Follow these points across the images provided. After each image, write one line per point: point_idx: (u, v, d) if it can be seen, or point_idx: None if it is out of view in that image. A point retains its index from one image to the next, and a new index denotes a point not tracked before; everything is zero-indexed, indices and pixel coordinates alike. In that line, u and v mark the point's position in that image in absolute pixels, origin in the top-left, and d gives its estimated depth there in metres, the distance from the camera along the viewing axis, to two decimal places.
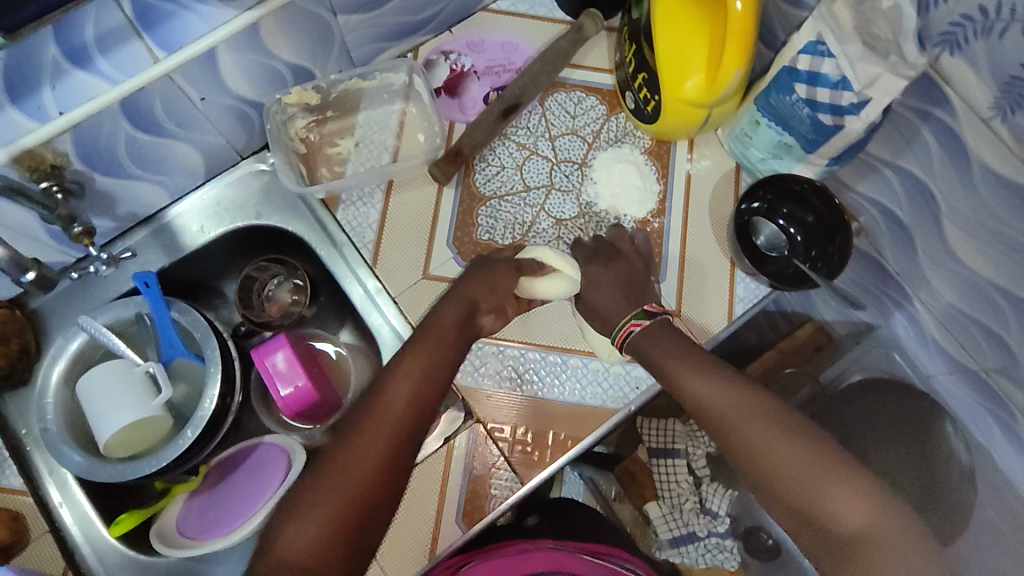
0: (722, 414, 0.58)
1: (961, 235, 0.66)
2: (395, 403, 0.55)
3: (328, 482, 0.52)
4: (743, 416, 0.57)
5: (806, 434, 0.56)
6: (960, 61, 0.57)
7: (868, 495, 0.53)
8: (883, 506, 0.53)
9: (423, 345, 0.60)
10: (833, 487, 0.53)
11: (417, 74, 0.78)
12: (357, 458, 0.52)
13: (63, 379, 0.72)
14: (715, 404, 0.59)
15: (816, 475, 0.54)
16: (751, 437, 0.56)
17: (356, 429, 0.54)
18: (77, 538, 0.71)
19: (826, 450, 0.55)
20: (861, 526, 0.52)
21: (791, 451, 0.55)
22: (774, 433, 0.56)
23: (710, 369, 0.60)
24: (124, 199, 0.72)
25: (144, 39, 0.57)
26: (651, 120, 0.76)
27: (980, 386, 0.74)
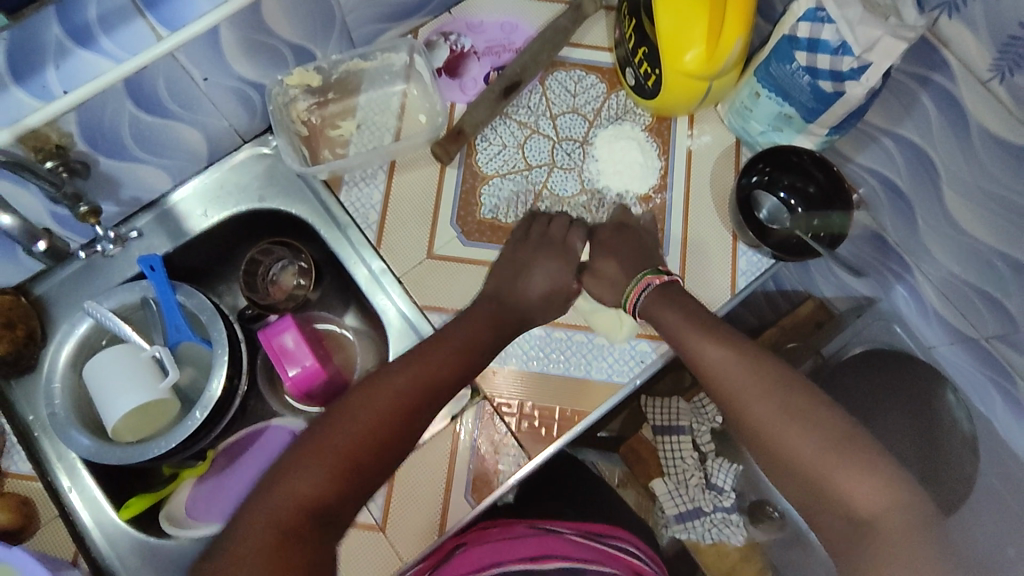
0: (731, 384, 0.58)
1: (962, 201, 0.67)
2: (427, 372, 0.59)
3: (348, 418, 0.54)
4: (751, 386, 0.57)
5: (815, 407, 0.55)
6: (960, 24, 0.57)
7: (878, 470, 0.51)
8: (894, 483, 0.51)
9: (461, 330, 0.65)
10: (838, 458, 0.52)
11: (418, 53, 0.78)
12: (379, 404, 0.56)
13: (70, 364, 0.72)
14: (723, 374, 0.59)
15: (820, 446, 0.53)
16: (758, 406, 0.56)
17: (383, 380, 0.57)
18: (87, 521, 0.71)
19: (835, 422, 0.54)
20: (867, 501, 0.50)
21: (796, 421, 0.54)
22: (782, 404, 0.55)
23: (722, 340, 0.61)
24: (127, 183, 0.72)
25: (146, 17, 0.58)
26: (651, 95, 0.76)
27: (982, 354, 0.75)
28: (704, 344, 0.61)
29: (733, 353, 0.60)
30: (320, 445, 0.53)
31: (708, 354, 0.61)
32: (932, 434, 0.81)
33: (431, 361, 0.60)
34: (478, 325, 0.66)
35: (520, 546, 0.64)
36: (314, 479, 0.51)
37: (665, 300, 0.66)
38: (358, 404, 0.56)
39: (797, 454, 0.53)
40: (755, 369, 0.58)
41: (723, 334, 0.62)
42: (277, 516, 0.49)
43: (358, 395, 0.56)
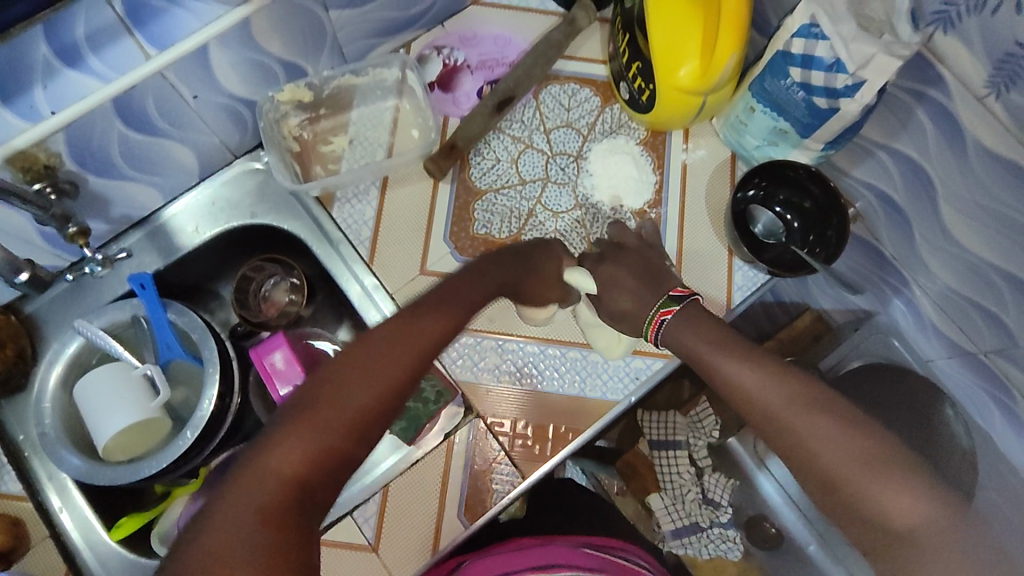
0: (753, 396, 0.53)
1: (958, 216, 0.66)
2: (424, 333, 0.52)
3: (335, 388, 0.47)
4: (774, 396, 0.52)
5: (844, 415, 0.50)
6: (955, 40, 0.57)
7: (917, 483, 0.46)
8: (933, 496, 0.46)
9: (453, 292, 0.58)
10: (872, 472, 0.47)
11: (410, 68, 0.77)
12: (371, 373, 0.48)
13: (61, 383, 0.71)
14: (744, 384, 0.54)
15: (853, 459, 0.48)
16: (783, 419, 0.51)
17: (385, 329, 0.51)
18: (78, 542, 0.70)
19: (867, 431, 0.49)
20: (906, 517, 0.46)
21: (825, 432, 0.49)
22: (809, 415, 0.50)
23: (740, 349, 0.56)
24: (117, 201, 0.71)
25: (135, 36, 0.57)
26: (645, 109, 0.75)
27: (980, 369, 0.74)
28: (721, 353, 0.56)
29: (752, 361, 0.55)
30: (311, 418, 0.46)
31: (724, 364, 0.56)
32: None
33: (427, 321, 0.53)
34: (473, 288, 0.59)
35: (528, 557, 0.60)
36: (308, 453, 0.45)
37: (681, 310, 0.61)
38: (343, 369, 0.48)
39: (827, 468, 0.49)
40: (776, 377, 0.53)
41: (740, 342, 0.57)
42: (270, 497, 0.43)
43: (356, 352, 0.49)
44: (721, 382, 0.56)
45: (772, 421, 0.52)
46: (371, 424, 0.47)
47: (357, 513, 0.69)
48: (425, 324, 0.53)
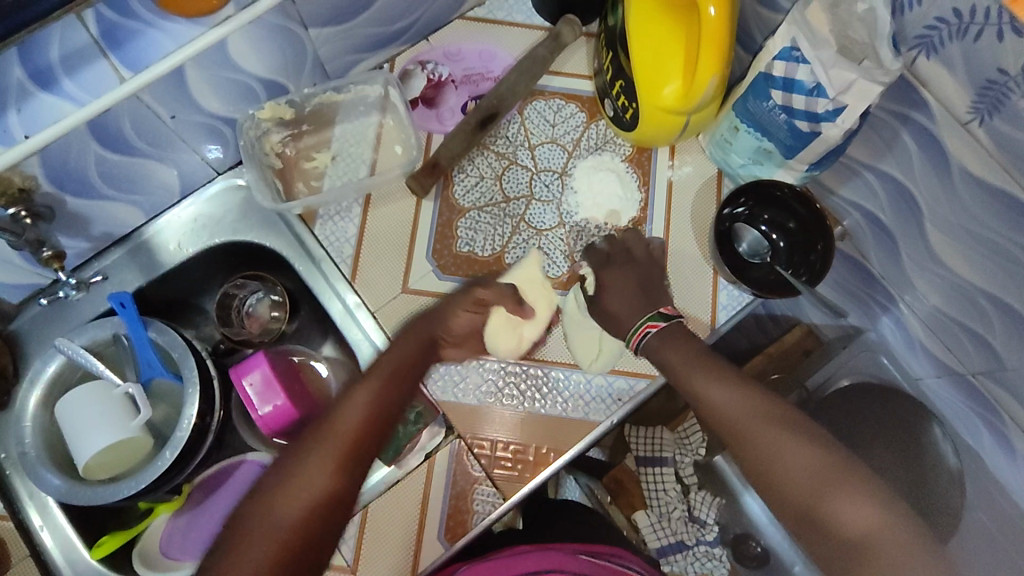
0: (726, 412, 0.56)
1: (944, 239, 0.65)
2: (349, 423, 0.51)
3: (271, 508, 0.47)
4: (746, 412, 0.55)
5: (807, 431, 0.53)
6: (937, 64, 0.56)
7: (875, 494, 0.49)
8: (890, 506, 0.49)
9: (383, 363, 0.55)
10: (834, 482, 0.50)
11: (393, 85, 0.77)
12: (306, 485, 0.48)
13: (42, 403, 0.71)
14: (718, 400, 0.56)
15: (817, 473, 0.50)
16: (750, 433, 0.54)
17: (309, 440, 0.50)
18: (58, 561, 0.70)
19: (829, 446, 0.52)
20: (867, 525, 0.48)
21: (792, 446, 0.52)
22: (776, 429, 0.53)
23: (714, 364, 0.59)
24: (98, 219, 0.71)
25: (109, 58, 0.57)
26: (630, 127, 0.75)
27: (969, 390, 0.73)
28: (698, 368, 0.59)
29: (723, 378, 0.58)
30: (237, 548, 0.46)
31: (700, 378, 0.58)
32: (919, 468, 0.79)
33: (351, 409, 0.52)
34: (405, 352, 0.57)
35: (526, 560, 0.61)
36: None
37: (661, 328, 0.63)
38: (276, 488, 0.48)
39: (794, 481, 0.51)
40: (747, 394, 0.56)
41: (713, 360, 0.59)
42: None
43: (283, 468, 0.49)
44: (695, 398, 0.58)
45: (741, 436, 0.54)
46: (313, 531, 0.48)
47: None
48: (347, 418, 0.51)
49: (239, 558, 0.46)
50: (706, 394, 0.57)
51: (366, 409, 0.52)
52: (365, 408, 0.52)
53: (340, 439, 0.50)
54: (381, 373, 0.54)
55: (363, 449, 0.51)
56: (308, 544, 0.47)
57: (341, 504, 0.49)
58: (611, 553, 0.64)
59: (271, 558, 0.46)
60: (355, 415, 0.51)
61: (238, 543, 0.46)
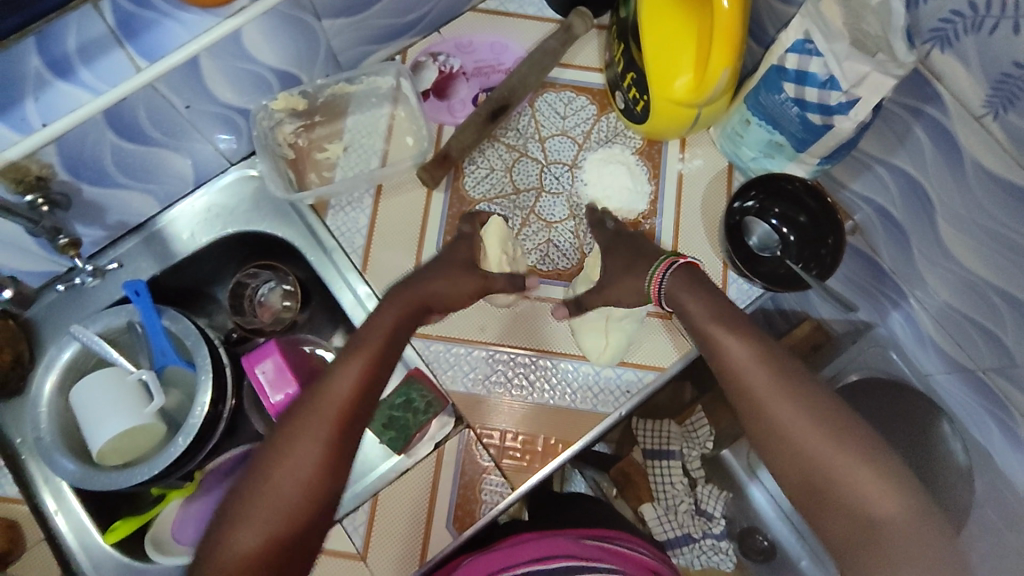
0: (749, 380, 0.55)
1: (956, 234, 0.65)
2: (335, 398, 0.53)
3: (271, 482, 0.50)
4: (767, 382, 0.54)
5: (826, 406, 0.53)
6: (952, 58, 0.56)
7: (888, 474, 0.50)
8: (902, 487, 0.49)
9: (362, 339, 0.57)
10: (850, 460, 0.50)
11: (405, 77, 0.77)
12: (300, 461, 0.50)
13: (57, 389, 0.72)
14: (741, 366, 0.56)
15: (834, 451, 0.51)
16: (770, 405, 0.53)
17: (302, 409, 0.53)
18: (73, 545, 0.71)
19: (846, 423, 0.52)
20: (880, 506, 0.48)
21: (809, 422, 0.52)
22: (796, 404, 0.53)
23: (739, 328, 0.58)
24: (113, 208, 0.72)
25: (126, 48, 0.58)
26: (640, 120, 0.75)
27: (979, 386, 0.73)
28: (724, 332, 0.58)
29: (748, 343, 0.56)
30: (245, 514, 0.49)
31: (724, 341, 0.57)
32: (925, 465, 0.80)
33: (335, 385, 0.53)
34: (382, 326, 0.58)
35: (528, 548, 0.61)
36: (251, 542, 0.48)
37: (690, 284, 0.62)
38: (273, 463, 0.51)
39: (809, 457, 0.51)
40: (770, 365, 0.55)
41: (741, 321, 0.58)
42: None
43: (280, 436, 0.52)
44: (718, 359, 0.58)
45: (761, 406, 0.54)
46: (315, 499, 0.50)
47: (346, 521, 0.70)
48: (338, 387, 0.53)
49: (246, 529, 0.49)
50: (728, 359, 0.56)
51: (352, 381, 0.54)
52: (354, 377, 0.54)
53: (331, 408, 0.52)
54: (362, 348, 0.56)
55: (353, 419, 0.53)
56: (309, 511, 0.50)
57: (335, 473, 0.52)
58: (614, 536, 0.65)
59: (279, 524, 0.49)
60: (345, 384, 0.53)
61: (242, 515, 0.49)
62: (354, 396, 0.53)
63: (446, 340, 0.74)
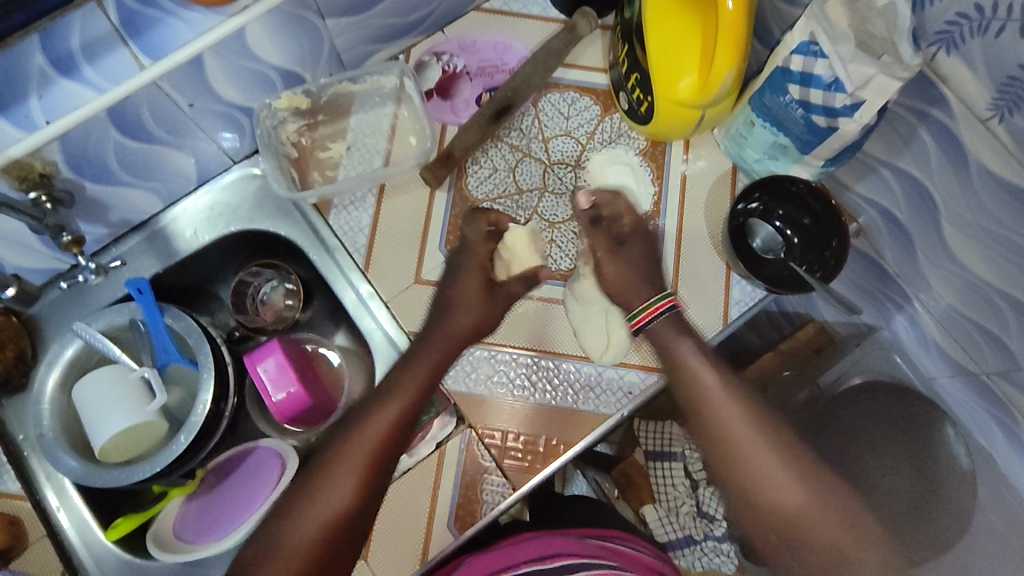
0: (723, 425, 0.58)
1: (961, 237, 0.65)
2: (369, 438, 0.58)
3: (302, 513, 0.55)
4: (745, 429, 0.57)
5: (795, 451, 0.57)
6: (958, 60, 0.55)
7: (847, 514, 0.55)
8: (858, 525, 0.55)
9: (396, 385, 0.63)
10: (815, 499, 0.55)
11: (408, 76, 0.77)
12: (331, 496, 0.56)
13: (60, 386, 0.72)
14: (719, 411, 0.59)
15: (803, 495, 0.55)
16: (748, 450, 0.57)
17: (335, 445, 0.58)
18: (75, 541, 0.71)
19: (812, 467, 0.57)
20: (841, 539, 0.54)
21: (782, 466, 0.56)
22: (770, 449, 0.57)
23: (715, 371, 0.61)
24: (116, 206, 0.72)
25: (130, 45, 0.58)
26: (644, 121, 0.75)
27: (983, 390, 0.72)
28: (704, 375, 0.61)
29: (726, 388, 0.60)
30: (276, 541, 0.54)
31: (703, 382, 0.60)
32: (928, 469, 0.80)
33: (368, 427, 0.59)
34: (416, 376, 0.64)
35: (529, 547, 0.62)
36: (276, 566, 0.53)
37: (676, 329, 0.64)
38: (305, 497, 0.56)
39: (782, 502, 0.55)
40: (746, 410, 0.59)
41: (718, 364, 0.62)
42: None
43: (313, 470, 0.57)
44: (695, 403, 0.60)
45: (738, 451, 0.57)
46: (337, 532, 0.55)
47: None
48: (371, 428, 0.59)
49: (279, 554, 0.54)
50: (707, 403, 0.59)
51: (386, 423, 0.59)
52: (386, 420, 0.59)
53: (362, 446, 0.58)
54: (395, 394, 0.62)
55: (380, 462, 0.58)
56: (334, 543, 0.55)
57: (361, 508, 0.57)
58: (615, 536, 0.66)
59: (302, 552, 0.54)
60: (378, 425, 0.59)
61: (274, 541, 0.54)
62: (383, 438, 0.59)
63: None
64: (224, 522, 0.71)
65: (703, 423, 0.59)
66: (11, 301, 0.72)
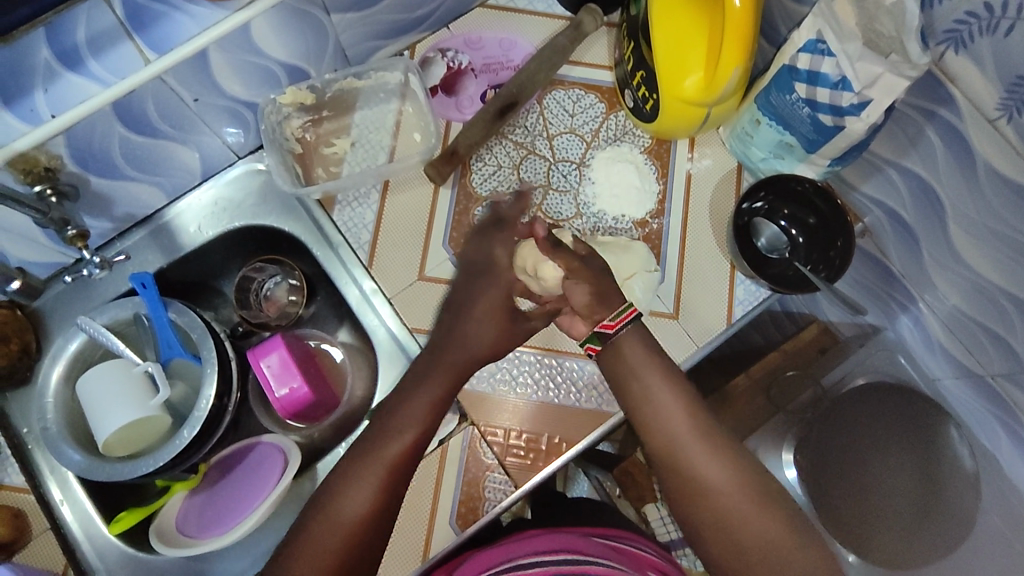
0: (667, 428, 0.59)
1: (967, 238, 0.64)
2: (390, 452, 0.59)
3: (324, 523, 0.55)
4: (692, 441, 0.58)
5: (739, 460, 0.58)
6: (966, 60, 0.55)
7: (787, 520, 0.56)
8: (798, 529, 0.56)
9: (416, 395, 0.62)
10: (749, 498, 0.56)
11: (413, 72, 0.77)
12: (355, 504, 0.56)
13: (64, 379, 0.72)
14: (669, 423, 0.59)
15: (741, 494, 0.56)
16: (695, 463, 0.57)
17: (357, 460, 0.58)
18: (78, 535, 0.72)
19: (755, 475, 0.58)
20: (773, 534, 0.55)
21: (728, 476, 0.57)
22: (717, 461, 0.57)
23: (664, 380, 0.61)
24: (121, 200, 0.72)
25: (135, 40, 0.57)
26: (649, 119, 0.74)
27: (988, 392, 0.72)
28: (654, 386, 0.60)
29: (674, 398, 0.60)
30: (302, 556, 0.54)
31: (652, 390, 0.60)
32: (931, 471, 0.80)
33: (390, 439, 0.59)
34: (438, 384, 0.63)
35: (535, 543, 0.62)
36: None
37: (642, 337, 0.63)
38: (327, 507, 0.56)
39: (729, 513, 0.56)
40: (693, 421, 0.59)
41: (669, 371, 0.61)
42: None
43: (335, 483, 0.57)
44: (644, 415, 0.60)
45: (685, 463, 0.58)
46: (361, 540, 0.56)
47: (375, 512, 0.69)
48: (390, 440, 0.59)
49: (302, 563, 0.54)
50: (658, 416, 0.59)
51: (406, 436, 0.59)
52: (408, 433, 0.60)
53: (384, 458, 0.58)
54: (415, 403, 0.62)
55: (399, 473, 0.59)
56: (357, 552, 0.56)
57: (382, 518, 0.57)
58: (620, 536, 0.65)
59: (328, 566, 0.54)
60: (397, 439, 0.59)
61: (298, 549, 0.55)
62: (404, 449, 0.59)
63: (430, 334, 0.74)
64: (225, 517, 0.71)
65: (653, 437, 0.59)
66: (13, 294, 0.70)
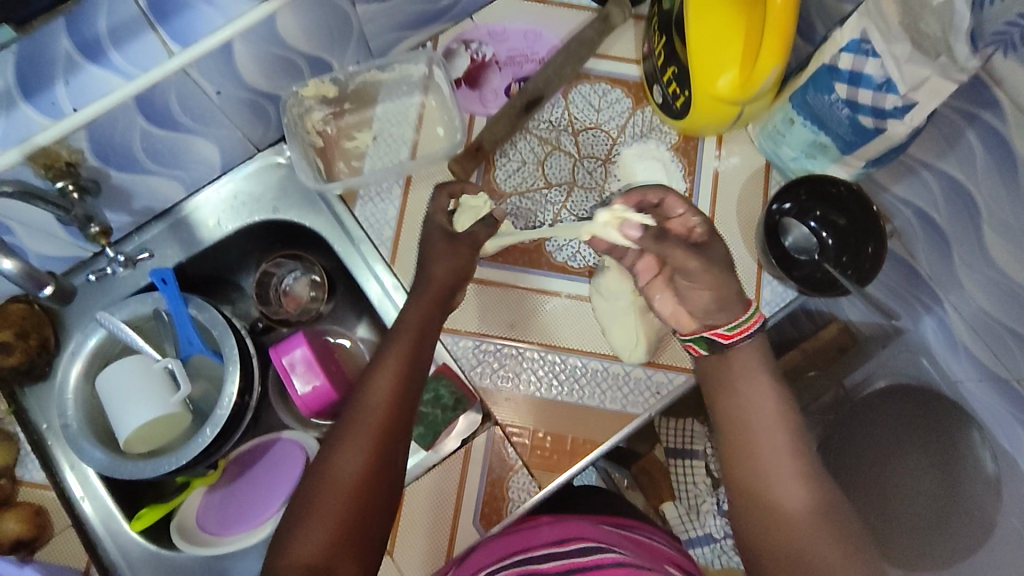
0: (752, 420, 0.56)
1: (1001, 241, 0.63)
2: (391, 366, 0.58)
3: (331, 482, 0.53)
4: (781, 462, 0.54)
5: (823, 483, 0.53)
6: (1015, 62, 0.54)
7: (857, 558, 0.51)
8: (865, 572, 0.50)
9: (398, 333, 0.61)
10: (816, 522, 0.52)
11: (437, 64, 0.75)
12: (363, 427, 0.55)
13: (83, 376, 0.71)
14: (760, 449, 0.55)
15: (812, 513, 0.52)
16: (776, 476, 0.54)
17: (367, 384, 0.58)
18: (100, 531, 0.71)
19: (838, 509, 0.53)
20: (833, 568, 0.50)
21: (807, 499, 0.53)
22: (800, 481, 0.53)
23: (767, 404, 0.57)
24: (139, 194, 0.71)
25: (157, 31, 0.55)
26: (679, 116, 0.73)
27: (1011, 395, 0.70)
28: (751, 401, 0.57)
29: (770, 407, 0.56)
30: (324, 481, 0.54)
31: (735, 387, 0.58)
32: (953, 479, 0.78)
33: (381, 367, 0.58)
34: (391, 365, 0.58)
35: (546, 532, 0.64)
36: (336, 498, 0.53)
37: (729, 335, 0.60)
38: (323, 473, 0.54)
39: (796, 534, 0.51)
40: (786, 441, 0.55)
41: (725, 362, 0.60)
42: (327, 538, 0.52)
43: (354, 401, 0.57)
44: (728, 415, 0.57)
45: (762, 470, 0.54)
46: (364, 505, 0.54)
47: (433, 488, 0.70)
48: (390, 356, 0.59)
49: (326, 487, 0.53)
50: (749, 424, 0.56)
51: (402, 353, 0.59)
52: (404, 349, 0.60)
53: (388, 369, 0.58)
54: (389, 358, 0.59)
55: (407, 379, 0.58)
56: (362, 516, 0.53)
57: (385, 467, 0.55)
58: (635, 526, 0.68)
59: (353, 476, 0.53)
60: (394, 357, 0.59)
61: (315, 491, 0.53)
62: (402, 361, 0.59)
63: (475, 336, 0.73)
64: (249, 516, 0.72)
65: (736, 450, 0.56)
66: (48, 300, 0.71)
